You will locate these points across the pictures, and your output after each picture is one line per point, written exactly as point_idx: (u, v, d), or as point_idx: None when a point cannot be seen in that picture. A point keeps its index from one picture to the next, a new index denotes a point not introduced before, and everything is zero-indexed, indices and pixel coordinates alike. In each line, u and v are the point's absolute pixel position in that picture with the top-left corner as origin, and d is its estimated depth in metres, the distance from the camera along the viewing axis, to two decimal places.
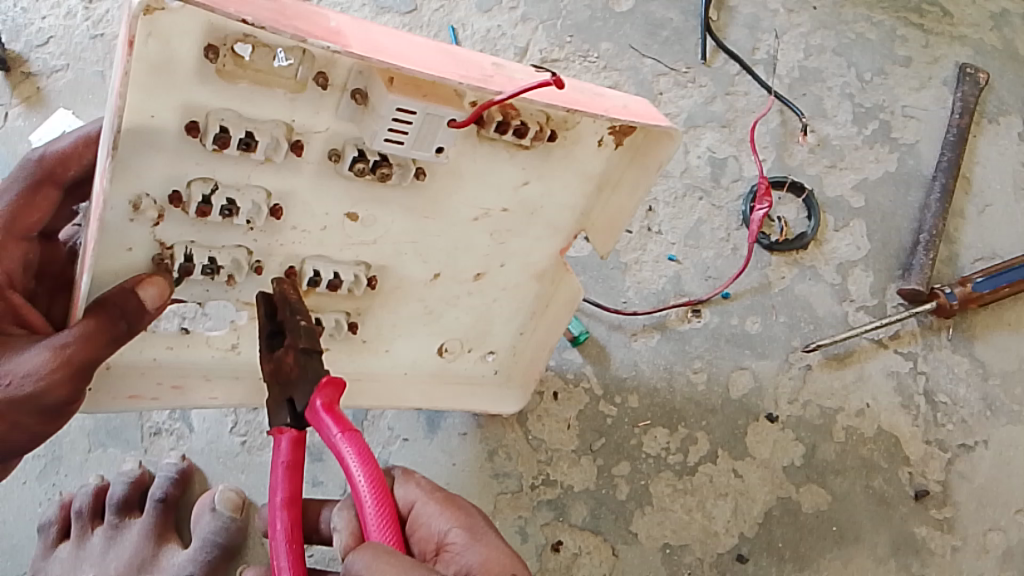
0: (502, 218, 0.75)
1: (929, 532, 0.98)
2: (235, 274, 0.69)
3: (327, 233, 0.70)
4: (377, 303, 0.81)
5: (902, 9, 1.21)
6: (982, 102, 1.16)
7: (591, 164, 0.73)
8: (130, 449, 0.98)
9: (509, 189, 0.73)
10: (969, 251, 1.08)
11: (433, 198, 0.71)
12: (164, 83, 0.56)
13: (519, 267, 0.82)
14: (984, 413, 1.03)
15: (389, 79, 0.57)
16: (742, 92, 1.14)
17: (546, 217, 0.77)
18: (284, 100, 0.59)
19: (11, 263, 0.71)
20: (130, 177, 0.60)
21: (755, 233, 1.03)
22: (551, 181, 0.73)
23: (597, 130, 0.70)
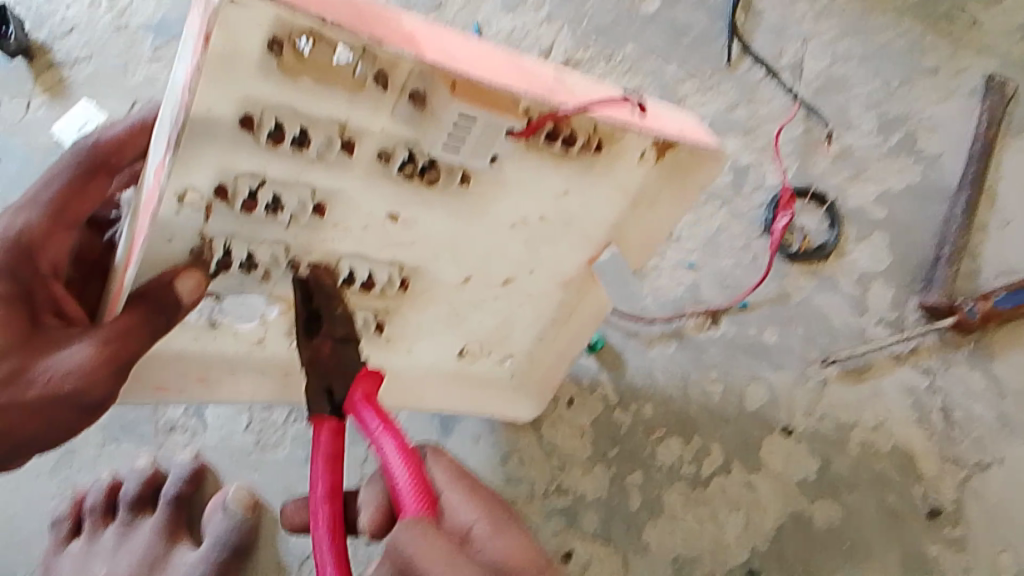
0: (540, 226, 0.74)
1: (940, 550, 0.97)
2: (272, 269, 0.69)
3: (367, 232, 0.70)
4: (405, 304, 0.80)
5: (929, 16, 1.19)
6: (1008, 115, 1.13)
7: (629, 180, 0.72)
8: (144, 444, 0.98)
9: (549, 199, 0.71)
10: (990, 267, 1.07)
11: (477, 205, 0.70)
12: (225, 75, 0.53)
13: (548, 276, 0.82)
14: (1000, 430, 1.02)
15: (452, 84, 0.56)
16: (765, 99, 1.13)
17: (582, 227, 0.76)
18: (343, 96, 0.57)
19: (57, 252, 0.72)
20: (181, 169, 0.58)
21: (777, 242, 1.02)
22: (592, 194, 0.72)
23: (641, 145, 0.68)
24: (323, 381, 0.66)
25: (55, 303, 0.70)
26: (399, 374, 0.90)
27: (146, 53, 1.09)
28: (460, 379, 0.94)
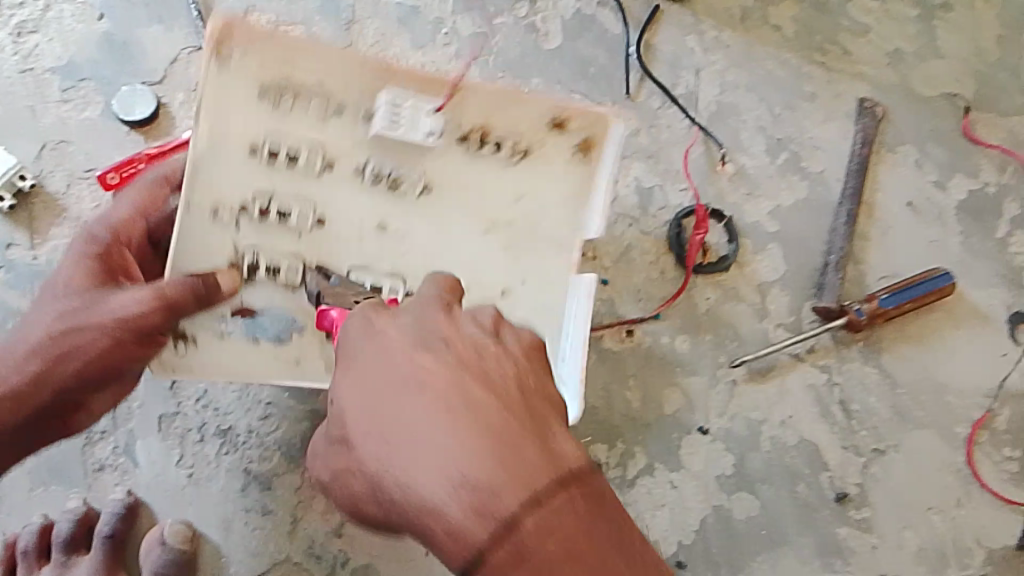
0: (509, 228, 0.83)
1: (849, 532, 1.08)
2: (293, 283, 0.80)
3: (365, 243, 0.81)
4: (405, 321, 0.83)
5: (806, 48, 1.27)
6: (881, 134, 1.24)
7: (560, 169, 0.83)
8: (73, 486, 0.97)
9: (506, 202, 0.83)
10: (874, 271, 1.18)
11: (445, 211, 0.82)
12: (229, 98, 0.74)
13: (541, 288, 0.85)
14: (893, 419, 1.12)
15: (392, 73, 0.76)
16: (665, 125, 1.20)
17: (547, 231, 0.84)
18: (315, 121, 0.76)
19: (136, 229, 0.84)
20: (210, 187, 0.76)
21: (693, 257, 1.12)
22: (545, 198, 0.83)
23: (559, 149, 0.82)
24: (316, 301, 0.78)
25: (125, 267, 0.82)
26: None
27: (53, 94, 1.08)
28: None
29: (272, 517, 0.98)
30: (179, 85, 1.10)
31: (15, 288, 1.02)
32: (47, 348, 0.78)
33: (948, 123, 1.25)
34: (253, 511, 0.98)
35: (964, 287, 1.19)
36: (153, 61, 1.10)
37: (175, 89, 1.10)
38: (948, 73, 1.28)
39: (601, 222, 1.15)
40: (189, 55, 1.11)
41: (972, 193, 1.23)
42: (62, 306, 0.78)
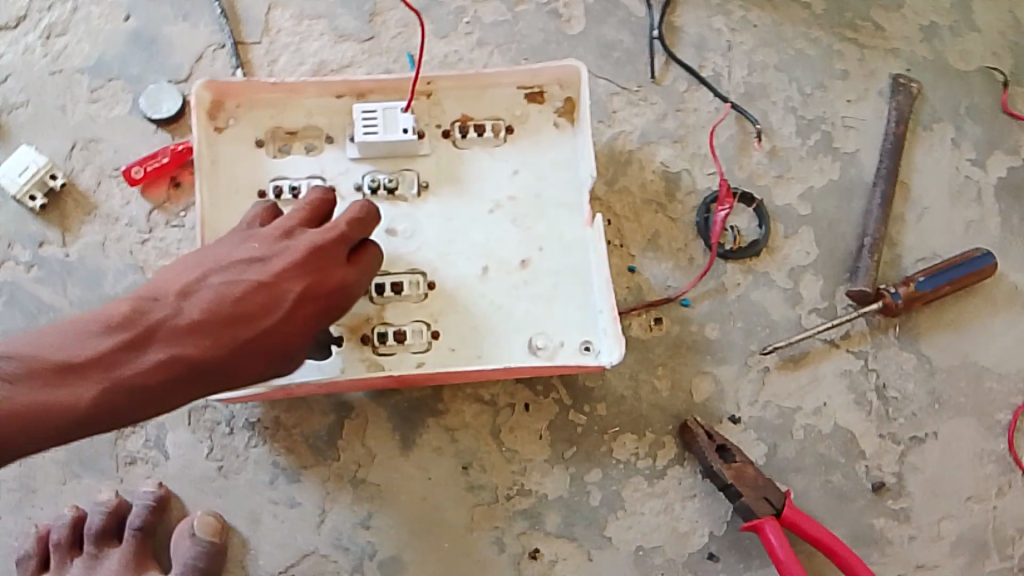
0: (525, 241, 1.02)
1: (886, 522, 1.05)
2: (379, 311, 0.99)
3: (413, 309, 0.99)
4: (454, 359, 0.98)
5: (837, 25, 1.23)
6: (916, 111, 1.20)
7: (565, 244, 1.01)
8: (105, 478, 0.99)
9: (518, 256, 1.01)
10: (909, 254, 1.15)
11: (453, 294, 1.00)
12: None
13: (563, 278, 1.00)
14: (932, 406, 1.09)
15: None
16: (692, 108, 1.18)
17: (551, 199, 1.03)
18: None
19: (309, 273, 0.81)
20: None
21: (716, 234, 1.10)
22: (553, 221, 1.02)
23: (548, 119, 1.04)
24: (761, 493, 0.96)
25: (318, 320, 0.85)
26: (383, 370, 0.98)
27: (83, 93, 1.11)
28: (476, 335, 0.99)
29: (301, 508, 0.99)
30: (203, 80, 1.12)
31: (52, 286, 1.05)
32: (237, 344, 0.77)
33: (987, 100, 1.21)
34: (281, 504, 0.99)
35: (1006, 269, 1.15)
36: (176, 60, 1.13)
37: None
38: (987, 46, 1.23)
39: (628, 210, 1.14)
40: (213, 52, 1.14)
41: (1012, 170, 1.19)
42: (266, 335, 0.78)
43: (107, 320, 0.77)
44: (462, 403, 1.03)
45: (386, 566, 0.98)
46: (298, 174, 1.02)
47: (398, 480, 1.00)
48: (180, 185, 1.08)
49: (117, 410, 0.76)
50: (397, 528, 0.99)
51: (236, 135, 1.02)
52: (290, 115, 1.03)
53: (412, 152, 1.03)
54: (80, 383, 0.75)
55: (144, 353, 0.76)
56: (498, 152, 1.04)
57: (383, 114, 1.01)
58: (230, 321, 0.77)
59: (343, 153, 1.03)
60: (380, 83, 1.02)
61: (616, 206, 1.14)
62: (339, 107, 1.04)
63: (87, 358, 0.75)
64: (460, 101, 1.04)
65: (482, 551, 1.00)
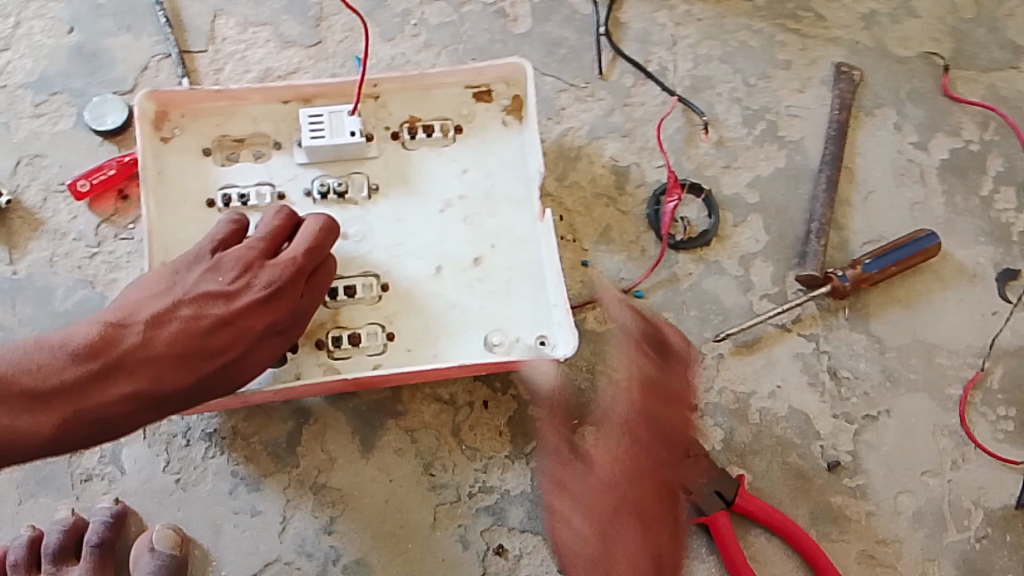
0: (477, 238, 1.03)
1: (844, 500, 1.07)
2: (334, 315, 0.99)
3: (369, 312, 0.99)
4: (410, 359, 0.98)
5: (778, 16, 1.25)
6: (858, 97, 1.23)
7: (517, 238, 1.03)
8: (62, 496, 0.99)
9: (470, 253, 1.02)
10: (857, 237, 1.17)
11: (408, 295, 1.00)
12: None
13: (516, 273, 1.01)
14: (884, 384, 1.11)
15: None
16: (639, 102, 1.19)
17: (500, 195, 1.04)
18: None
19: (271, 310, 0.85)
20: None
21: (666, 225, 1.11)
22: (502, 217, 1.03)
23: (495, 117, 1.06)
24: (713, 487, 1.01)
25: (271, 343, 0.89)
26: (339, 373, 0.97)
27: (27, 108, 1.10)
28: (432, 334, 0.99)
29: (263, 516, 0.99)
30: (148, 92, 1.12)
31: (0, 305, 1.03)
32: (202, 375, 0.82)
33: (927, 83, 1.24)
34: (243, 512, 0.99)
35: (952, 248, 1.17)
36: (121, 72, 1.12)
37: None
38: (924, 31, 1.26)
39: (580, 204, 1.15)
40: (157, 62, 1.13)
41: (954, 151, 1.21)
42: (228, 367, 0.83)
43: (74, 346, 0.78)
44: (421, 403, 1.04)
45: (350, 570, 0.98)
46: (246, 183, 1.02)
47: (359, 482, 1.01)
48: (127, 198, 1.08)
49: (83, 437, 0.78)
50: (361, 530, 0.99)
51: (182, 146, 1.02)
52: (237, 124, 1.03)
53: (360, 155, 1.03)
54: (45, 413, 0.76)
55: (114, 382, 0.78)
56: (446, 151, 1.05)
57: (329, 118, 1.02)
58: (196, 354, 0.81)
59: (291, 159, 1.03)
60: (326, 88, 1.03)
61: (567, 202, 1.15)
62: (285, 113, 1.05)
63: (53, 387, 0.76)
64: (406, 103, 1.06)
65: (446, 549, 1.00)
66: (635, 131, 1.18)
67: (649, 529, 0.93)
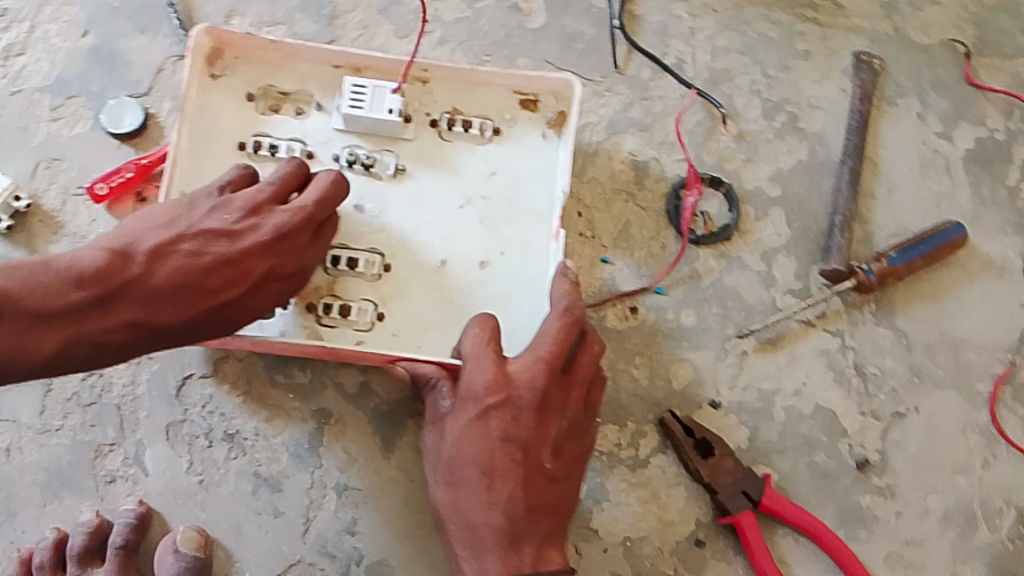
0: (485, 234, 1.02)
1: (871, 499, 1.05)
2: (334, 283, 0.99)
3: (366, 285, 0.99)
4: (389, 341, 0.98)
5: (799, 6, 1.23)
6: (881, 87, 1.20)
7: (526, 246, 1.02)
8: (87, 497, 0.99)
9: (475, 257, 1.01)
10: (882, 230, 1.15)
11: (404, 275, 1.00)
12: None
13: (520, 280, 1.01)
14: (911, 380, 1.09)
15: None
16: (658, 96, 1.18)
17: (521, 203, 1.03)
18: None
19: (275, 257, 0.84)
20: None
21: (687, 220, 1.10)
22: (517, 227, 1.02)
23: (535, 122, 1.05)
24: (739, 487, 0.99)
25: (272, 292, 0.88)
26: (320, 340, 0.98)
27: (43, 112, 1.10)
28: (421, 324, 0.99)
29: (285, 518, 0.99)
30: (164, 93, 1.12)
31: None
32: (201, 311, 0.80)
33: (951, 72, 1.21)
34: (265, 514, 0.99)
35: (979, 240, 1.15)
36: (136, 73, 1.12)
37: (161, 99, 1.12)
38: (948, 19, 1.24)
39: (599, 198, 1.13)
40: (173, 63, 1.13)
41: (980, 141, 1.19)
42: (229, 309, 0.82)
43: (76, 268, 0.74)
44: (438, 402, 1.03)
45: (373, 572, 0.98)
46: (281, 136, 1.02)
47: (380, 484, 1.00)
48: (145, 199, 1.06)
49: (77, 360, 0.76)
50: (383, 533, 0.99)
51: (229, 87, 1.01)
52: (286, 78, 1.03)
53: (396, 134, 1.03)
54: (46, 336, 0.73)
55: (113, 308, 0.76)
56: (479, 149, 1.04)
57: (373, 92, 1.01)
58: (194, 289, 0.79)
59: (329, 121, 1.03)
60: (377, 62, 1.03)
61: (586, 198, 1.13)
62: (333, 76, 1.04)
63: (56, 311, 0.73)
64: (451, 92, 1.05)
65: None
66: (654, 125, 1.17)
67: (516, 546, 0.92)
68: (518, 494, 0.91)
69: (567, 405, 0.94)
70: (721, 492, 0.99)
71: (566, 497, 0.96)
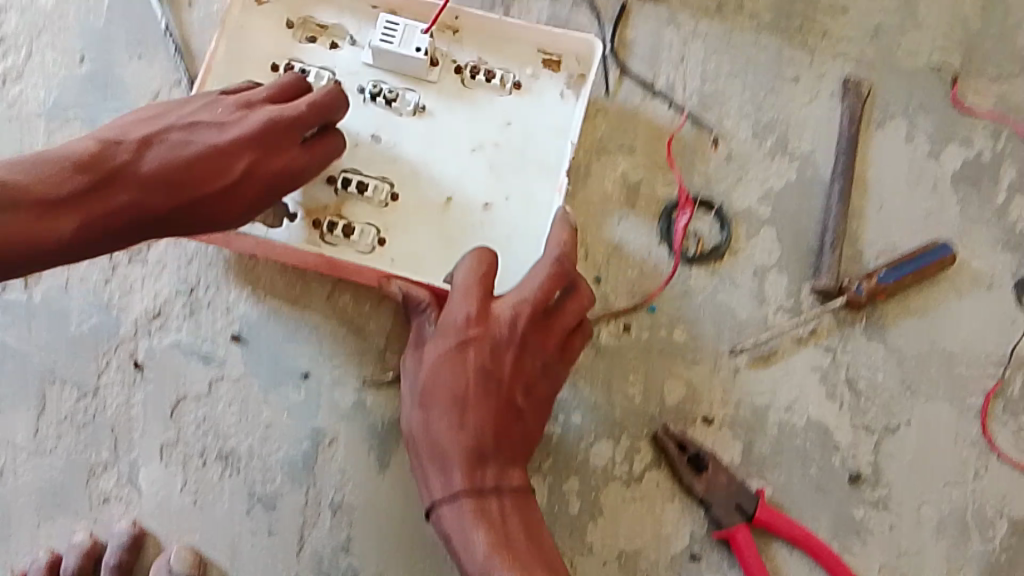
0: (486, 156, 1.07)
1: (866, 512, 1.06)
2: (344, 202, 1.04)
3: (374, 210, 1.04)
4: (385, 251, 1.03)
5: (786, 31, 1.26)
6: (868, 109, 1.23)
7: (531, 203, 1.06)
8: (80, 519, 1.00)
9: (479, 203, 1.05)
10: (871, 247, 1.16)
11: (409, 207, 1.05)
12: None
13: (523, 227, 1.05)
14: (903, 394, 1.10)
15: None
16: (649, 118, 1.20)
17: (531, 153, 1.07)
18: None
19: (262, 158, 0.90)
20: None
21: (678, 241, 1.13)
22: (525, 179, 1.06)
23: (555, 81, 1.09)
24: (733, 500, 1.00)
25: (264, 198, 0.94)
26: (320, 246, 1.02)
27: (37, 139, 1.13)
28: (418, 253, 1.03)
29: (280, 536, 0.99)
30: None
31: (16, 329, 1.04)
32: (191, 206, 0.87)
33: (937, 93, 1.24)
34: (259, 532, 0.99)
35: (967, 256, 1.17)
36: (133, 98, 1.14)
37: None
38: (934, 42, 1.26)
39: (592, 219, 1.15)
40: (169, 90, 1.15)
41: (966, 160, 1.21)
42: (211, 195, 0.87)
43: (81, 156, 0.82)
44: None
45: None
46: (313, 63, 1.08)
47: (376, 500, 1.00)
48: None
49: (84, 245, 0.82)
50: (378, 549, 0.99)
51: (270, 12, 1.08)
52: (324, 11, 1.09)
53: (421, 76, 1.08)
54: (62, 218, 0.80)
55: (116, 195, 0.83)
56: (500, 98, 1.08)
57: (403, 31, 1.06)
58: (187, 184, 0.86)
59: (359, 56, 1.09)
60: (413, 4, 1.08)
61: (579, 218, 1.15)
62: (368, 15, 1.09)
63: (60, 195, 0.80)
64: (480, 40, 1.10)
65: None
66: (646, 146, 1.19)
67: (477, 470, 0.92)
68: (484, 423, 0.92)
69: (535, 351, 0.94)
70: (716, 505, 1.00)
71: (531, 437, 0.96)
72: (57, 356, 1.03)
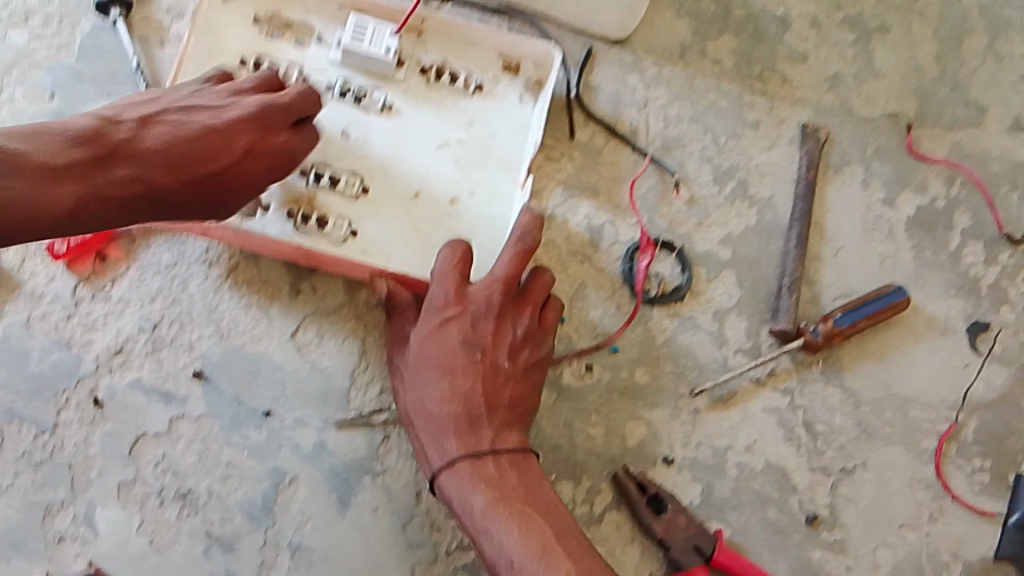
0: (453, 154, 1.11)
1: (823, 555, 1.08)
2: (316, 195, 1.06)
3: (346, 205, 1.07)
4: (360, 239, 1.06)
5: (746, 78, 1.29)
6: (826, 155, 1.26)
7: (495, 200, 1.10)
8: (35, 560, 0.98)
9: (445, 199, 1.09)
10: (829, 291, 1.19)
11: (379, 202, 1.08)
12: None
13: (487, 221, 1.09)
14: (860, 437, 1.12)
15: None
16: (614, 162, 1.22)
17: (495, 151, 1.12)
18: None
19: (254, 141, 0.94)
20: None
21: (640, 284, 1.14)
22: (486, 177, 1.11)
23: (516, 84, 1.14)
24: (691, 542, 1.01)
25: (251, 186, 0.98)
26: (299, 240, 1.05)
27: None
28: (389, 246, 1.06)
29: None
30: None
31: None
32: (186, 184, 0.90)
33: (893, 141, 1.27)
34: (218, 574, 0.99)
35: (922, 301, 1.19)
36: None
37: None
38: (890, 91, 1.30)
39: (555, 262, 1.16)
40: None
41: (921, 207, 1.24)
42: (208, 175, 0.91)
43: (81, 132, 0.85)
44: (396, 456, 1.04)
45: None
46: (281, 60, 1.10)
47: (338, 543, 1.00)
48: (106, 259, 1.06)
49: (89, 215, 0.84)
50: None
51: (236, 10, 1.10)
52: (291, 9, 1.12)
53: (387, 74, 1.12)
54: (67, 186, 0.82)
55: (120, 168, 0.86)
56: (462, 99, 1.13)
57: (372, 31, 1.09)
58: (183, 163, 0.90)
59: (327, 54, 1.11)
60: (379, 6, 1.12)
61: (544, 260, 1.16)
62: (335, 14, 1.13)
63: (67, 163, 0.82)
64: (445, 45, 1.14)
65: None
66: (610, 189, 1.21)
67: (475, 428, 0.96)
68: (477, 389, 0.97)
69: (520, 317, 1.02)
70: (674, 547, 1.01)
71: (526, 401, 1.01)
72: (16, 396, 1.02)
